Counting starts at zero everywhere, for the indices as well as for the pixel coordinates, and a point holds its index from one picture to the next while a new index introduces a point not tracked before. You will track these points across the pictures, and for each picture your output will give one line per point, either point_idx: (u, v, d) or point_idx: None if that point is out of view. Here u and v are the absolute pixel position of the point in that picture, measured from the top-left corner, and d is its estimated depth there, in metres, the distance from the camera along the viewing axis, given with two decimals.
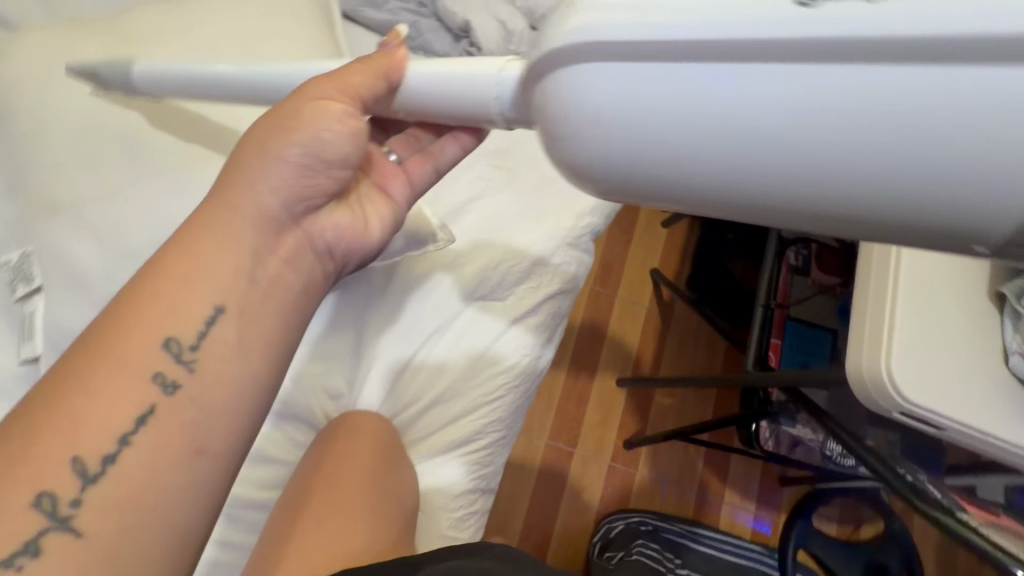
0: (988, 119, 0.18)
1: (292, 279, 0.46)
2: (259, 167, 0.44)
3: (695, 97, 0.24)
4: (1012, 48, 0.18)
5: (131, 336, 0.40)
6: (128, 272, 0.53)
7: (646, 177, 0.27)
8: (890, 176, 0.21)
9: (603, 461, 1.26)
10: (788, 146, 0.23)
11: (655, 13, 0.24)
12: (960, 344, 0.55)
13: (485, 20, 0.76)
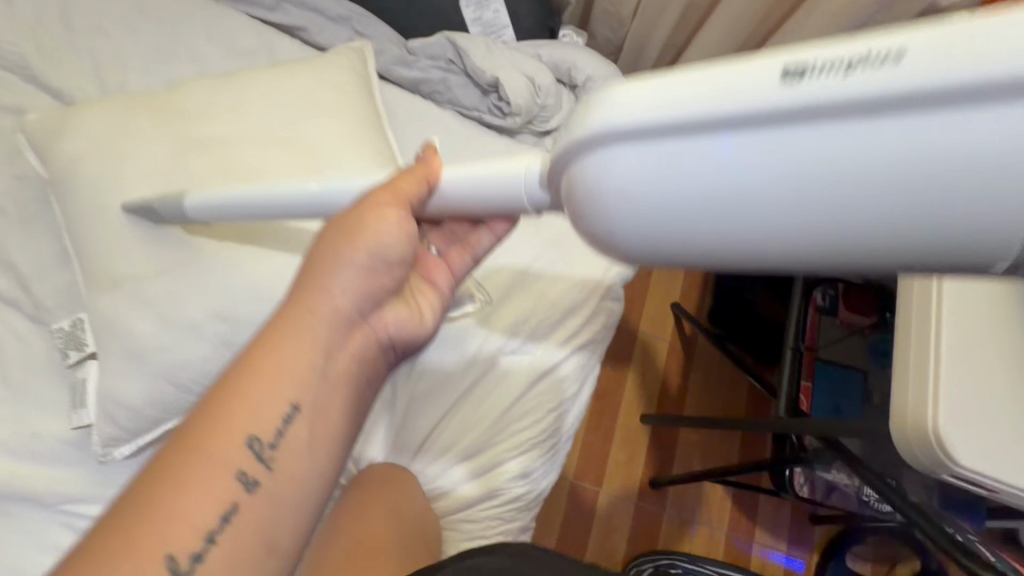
0: (1003, 165, 0.18)
1: (359, 373, 0.48)
2: (333, 270, 0.46)
3: (720, 178, 0.23)
4: (991, 92, 0.18)
5: (217, 436, 0.41)
6: (176, 342, 0.54)
7: (675, 248, 0.27)
8: (944, 225, 0.20)
9: (629, 502, 1.23)
10: (820, 213, 0.22)
11: (653, 99, 0.23)
12: (1005, 402, 0.54)
13: (514, 76, 0.78)
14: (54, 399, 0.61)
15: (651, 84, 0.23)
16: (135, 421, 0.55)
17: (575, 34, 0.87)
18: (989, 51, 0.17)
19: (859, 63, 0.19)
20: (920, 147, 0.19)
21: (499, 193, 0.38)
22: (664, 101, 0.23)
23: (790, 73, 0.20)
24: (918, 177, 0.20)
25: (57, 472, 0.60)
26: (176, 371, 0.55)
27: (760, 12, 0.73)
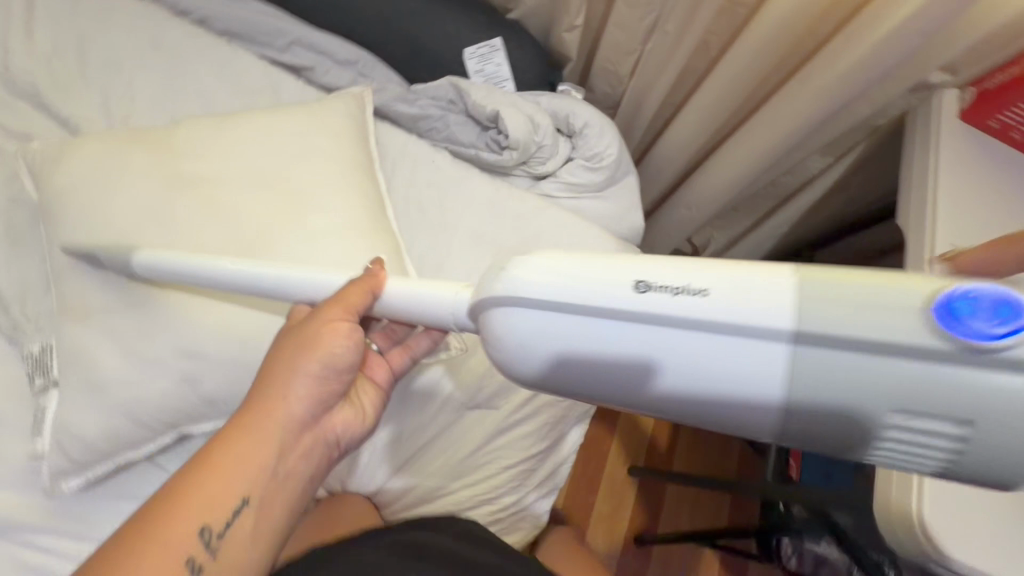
0: (762, 359, 0.34)
1: (304, 469, 0.54)
2: (288, 380, 0.52)
3: (610, 339, 0.37)
4: (746, 321, 0.34)
5: (175, 524, 0.47)
6: (138, 380, 0.54)
7: (576, 382, 0.39)
8: (743, 382, 0.35)
9: (610, 558, 1.19)
10: (667, 371, 0.36)
11: (562, 285, 0.37)
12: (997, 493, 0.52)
13: (514, 114, 0.79)
14: (15, 424, 0.60)
15: (560, 275, 0.38)
16: (93, 451, 0.55)
17: (574, 89, 0.89)
18: (736, 300, 0.34)
19: (671, 292, 0.35)
20: (704, 345, 0.35)
21: (432, 307, 0.48)
22: (561, 288, 0.37)
23: (636, 285, 0.36)
24: (698, 368, 0.35)
25: (12, 499, 0.59)
26: (135, 410, 0.54)
27: (753, 81, 0.75)
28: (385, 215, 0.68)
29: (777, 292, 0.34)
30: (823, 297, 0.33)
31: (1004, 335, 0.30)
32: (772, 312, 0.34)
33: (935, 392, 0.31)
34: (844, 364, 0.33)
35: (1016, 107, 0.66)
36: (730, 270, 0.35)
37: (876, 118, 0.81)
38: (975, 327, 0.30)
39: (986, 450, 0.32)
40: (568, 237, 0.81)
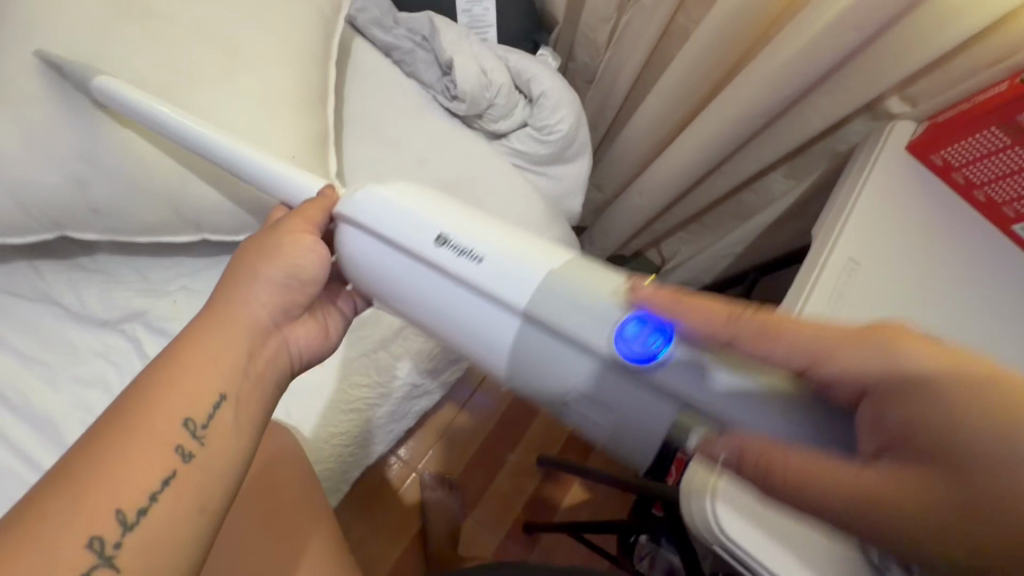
0: (497, 324, 0.42)
1: (275, 374, 0.50)
2: (249, 282, 0.49)
3: (413, 283, 0.45)
4: (493, 290, 0.41)
5: (147, 416, 0.41)
6: (30, 167, 0.56)
7: (405, 312, 0.48)
8: (485, 344, 0.43)
9: (498, 533, 1.17)
10: (444, 320, 0.44)
11: (401, 228, 0.45)
12: None
13: (468, 64, 0.80)
14: None
15: (404, 219, 0.45)
16: None
17: (551, 55, 0.90)
18: (492, 269, 0.42)
19: (456, 253, 0.43)
20: (464, 306, 0.43)
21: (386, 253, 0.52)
22: (394, 228, 0.46)
23: (436, 237, 0.44)
24: (457, 325, 0.44)
25: None
26: (26, 195, 0.56)
27: (718, 65, 0.74)
28: (323, 105, 0.70)
29: (520, 271, 0.41)
30: (568, 286, 0.40)
31: (654, 357, 0.37)
32: (511, 287, 0.41)
33: (598, 386, 0.39)
34: (538, 342, 0.40)
35: (959, 147, 0.64)
36: (503, 244, 0.42)
37: (837, 142, 0.80)
38: (631, 338, 0.38)
39: (629, 441, 0.41)
40: (500, 188, 0.83)
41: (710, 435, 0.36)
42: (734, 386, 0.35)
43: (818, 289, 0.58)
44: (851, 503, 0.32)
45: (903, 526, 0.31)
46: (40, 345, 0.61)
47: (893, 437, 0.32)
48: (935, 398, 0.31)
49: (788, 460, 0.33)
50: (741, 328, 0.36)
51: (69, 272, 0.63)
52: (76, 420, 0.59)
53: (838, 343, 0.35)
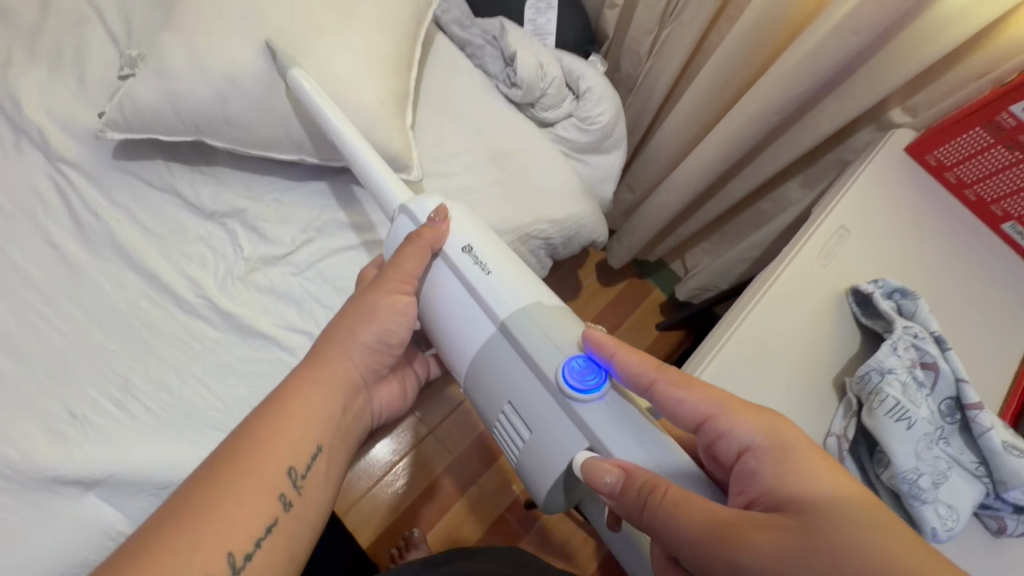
0: (481, 333, 0.55)
1: (355, 427, 0.61)
2: (346, 346, 0.59)
3: (447, 307, 0.59)
4: (486, 292, 0.55)
5: (260, 465, 0.49)
6: (185, 77, 0.71)
7: (439, 340, 0.61)
8: (469, 356, 0.56)
9: (494, 509, 1.15)
10: (451, 342, 0.59)
11: (455, 247, 0.59)
12: (790, 403, 0.57)
13: (528, 57, 0.94)
14: (92, 102, 0.78)
15: (461, 241, 0.59)
16: (127, 116, 0.71)
17: (600, 62, 1.05)
18: (493, 277, 0.56)
19: (477, 263, 0.57)
20: (467, 327, 0.57)
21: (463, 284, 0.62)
22: (449, 240, 0.59)
23: (464, 245, 0.58)
24: (457, 352, 0.58)
25: (67, 140, 0.75)
26: (177, 101, 0.71)
27: (739, 72, 0.87)
28: (409, 71, 0.84)
29: (514, 291, 0.55)
30: (537, 316, 0.53)
31: (586, 390, 0.48)
32: (500, 298, 0.54)
33: (533, 418, 0.51)
34: (509, 365, 0.53)
35: (948, 147, 0.71)
36: (511, 268, 0.57)
37: (846, 152, 0.90)
38: (572, 370, 0.49)
39: (537, 454, 0.51)
40: (545, 167, 0.94)
41: (600, 460, 0.44)
42: (630, 432, 0.46)
43: (812, 243, 0.66)
44: (705, 534, 0.38)
45: (749, 563, 0.36)
46: (159, 224, 0.75)
47: (756, 494, 0.40)
48: (790, 458, 0.40)
49: (662, 487, 0.41)
50: (661, 376, 0.46)
51: (192, 171, 0.78)
52: (177, 283, 0.71)
53: (732, 406, 0.43)
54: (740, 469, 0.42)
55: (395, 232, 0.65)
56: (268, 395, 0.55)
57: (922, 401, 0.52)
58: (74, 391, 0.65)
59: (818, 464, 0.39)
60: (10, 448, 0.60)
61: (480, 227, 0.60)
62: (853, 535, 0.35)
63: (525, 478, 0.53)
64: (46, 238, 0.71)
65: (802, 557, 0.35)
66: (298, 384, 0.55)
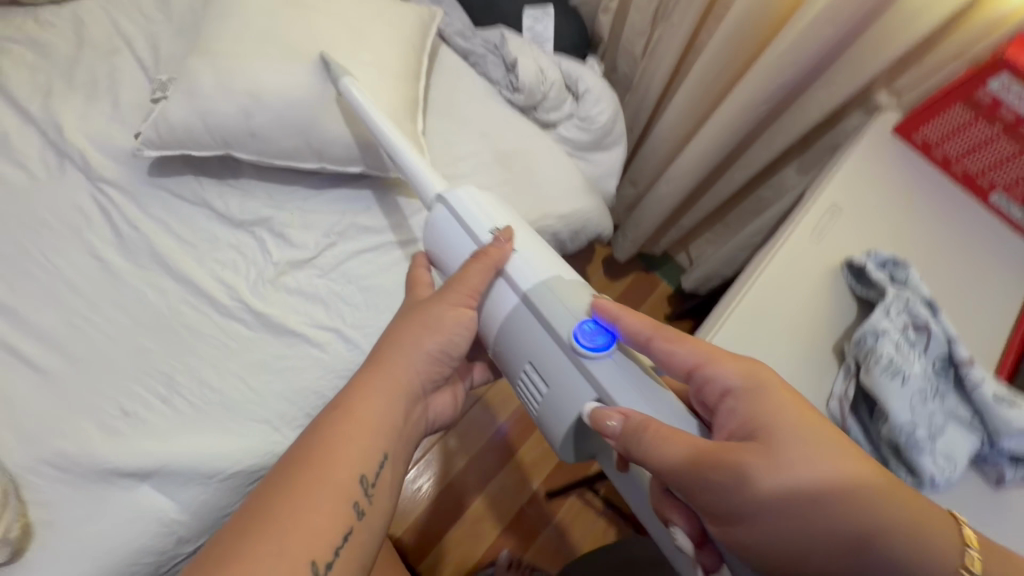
0: (509, 305, 0.59)
1: (414, 433, 0.62)
2: (412, 354, 0.59)
3: (496, 309, 0.60)
4: (513, 269, 0.59)
5: (336, 472, 0.51)
6: (213, 97, 0.76)
7: (491, 344, 0.63)
8: (498, 327, 0.60)
9: (516, 500, 1.19)
10: (497, 338, 0.61)
11: (480, 227, 0.63)
12: (794, 369, 0.60)
13: (529, 63, 1.00)
14: (126, 125, 0.84)
15: (486, 222, 0.63)
16: (161, 136, 0.77)
17: (597, 64, 1.10)
18: (519, 254, 0.59)
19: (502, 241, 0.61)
20: (509, 320, 0.59)
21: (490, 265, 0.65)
22: (475, 220, 0.63)
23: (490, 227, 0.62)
24: (502, 345, 0.61)
25: (105, 160, 0.81)
26: (207, 119, 0.77)
27: (729, 65, 0.91)
28: (417, 80, 0.89)
29: (539, 266, 0.58)
30: (558, 290, 0.56)
31: (593, 347, 0.52)
32: (525, 273, 0.58)
33: (552, 373, 0.55)
34: (534, 332, 0.57)
35: (930, 126, 0.75)
36: (534, 247, 0.60)
37: (837, 135, 0.94)
38: (584, 332, 0.53)
39: (553, 403, 0.55)
40: (548, 165, 0.99)
41: (604, 408, 0.49)
42: (638, 390, 0.50)
43: (806, 221, 0.70)
44: (691, 461, 0.43)
45: (723, 481, 0.41)
46: (192, 234, 0.80)
47: (733, 427, 0.45)
48: (767, 397, 0.44)
49: (655, 425, 0.45)
50: (656, 334, 0.51)
51: (221, 184, 0.83)
52: (212, 287, 0.77)
53: (717, 354, 0.48)
54: (722, 408, 0.47)
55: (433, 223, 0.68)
56: (329, 402, 0.56)
57: (916, 358, 0.56)
58: (123, 389, 0.70)
59: (787, 397, 0.44)
60: (71, 443, 0.65)
61: (503, 209, 0.64)
62: (813, 450, 0.41)
63: (545, 428, 0.57)
64: (91, 251, 0.76)
65: (767, 474, 0.40)
66: (359, 391, 0.57)
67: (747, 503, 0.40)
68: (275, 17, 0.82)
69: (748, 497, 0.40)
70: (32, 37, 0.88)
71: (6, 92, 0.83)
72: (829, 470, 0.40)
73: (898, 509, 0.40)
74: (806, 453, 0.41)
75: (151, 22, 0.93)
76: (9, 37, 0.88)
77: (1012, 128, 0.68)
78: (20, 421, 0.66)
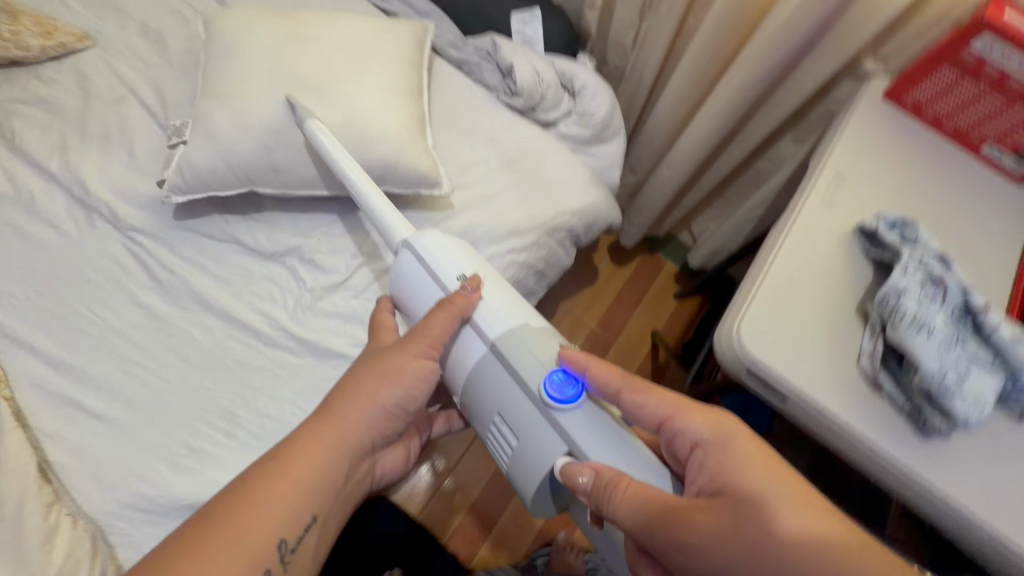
0: (480, 350, 0.62)
1: (351, 488, 0.65)
2: (361, 411, 0.61)
3: (462, 355, 0.63)
4: (487, 316, 0.62)
5: (254, 531, 0.54)
6: (235, 137, 0.78)
7: (454, 390, 0.66)
8: (467, 378, 0.63)
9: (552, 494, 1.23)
10: (462, 388, 0.64)
11: (450, 275, 0.65)
12: (825, 333, 0.64)
13: (524, 66, 1.02)
14: (147, 173, 0.86)
15: (455, 270, 0.65)
16: (187, 181, 0.79)
17: (589, 60, 1.12)
18: (491, 302, 0.63)
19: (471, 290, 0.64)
20: (476, 367, 0.62)
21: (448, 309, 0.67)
22: (443, 266, 0.66)
23: (459, 275, 0.65)
24: (467, 395, 0.64)
25: (132, 210, 0.83)
26: (230, 159, 0.79)
27: (721, 49, 0.94)
28: (420, 97, 0.91)
29: (511, 316, 0.62)
30: (525, 338, 0.60)
31: (564, 401, 0.55)
32: (497, 323, 0.61)
33: (521, 426, 0.58)
34: (505, 385, 0.59)
35: (920, 89, 0.79)
36: (504, 296, 0.63)
37: (830, 104, 0.98)
38: (553, 383, 0.56)
39: (523, 458, 0.58)
40: (556, 162, 1.02)
41: (576, 464, 0.52)
42: (605, 439, 0.54)
43: (815, 193, 0.74)
44: (660, 520, 0.46)
45: (692, 540, 0.45)
46: (227, 271, 0.82)
47: (702, 481, 0.48)
48: (734, 450, 0.47)
49: (628, 481, 0.49)
50: (626, 386, 0.53)
51: (246, 220, 0.85)
52: (255, 320, 0.79)
53: (686, 406, 0.51)
54: (692, 461, 0.50)
55: (398, 265, 0.70)
56: (269, 452, 0.59)
57: (936, 310, 0.60)
58: (186, 427, 0.73)
59: (753, 453, 0.47)
60: (150, 484, 0.69)
61: (469, 259, 0.67)
62: (777, 509, 0.43)
63: (516, 480, 0.59)
64: (133, 299, 0.79)
65: (732, 534, 0.43)
66: (300, 445, 0.59)
67: (716, 561, 0.44)
68: (281, 51, 0.84)
69: (717, 556, 0.44)
70: (39, 95, 0.89)
71: (25, 154, 0.84)
72: (797, 528, 0.42)
73: (868, 557, 0.41)
74: (767, 509, 0.43)
75: (152, 68, 0.94)
76: (17, 97, 0.89)
77: (999, 84, 0.72)
78: (97, 470, 0.69)
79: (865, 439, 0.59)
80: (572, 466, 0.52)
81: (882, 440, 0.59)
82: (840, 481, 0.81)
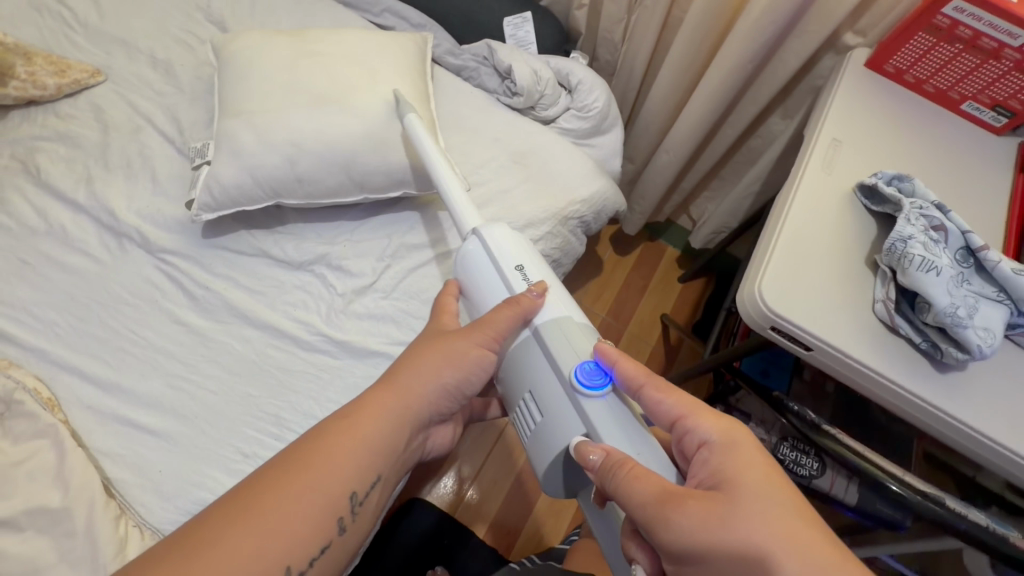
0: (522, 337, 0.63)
1: (408, 458, 0.65)
2: (427, 385, 0.62)
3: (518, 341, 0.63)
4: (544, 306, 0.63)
5: (332, 480, 0.54)
6: (259, 152, 0.82)
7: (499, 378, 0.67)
8: (506, 361, 0.65)
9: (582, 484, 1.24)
10: (502, 371, 0.66)
11: (512, 268, 0.66)
12: (841, 285, 0.68)
13: (523, 67, 1.06)
14: (171, 196, 0.88)
15: (519, 262, 0.66)
16: (216, 198, 0.82)
17: (581, 56, 1.17)
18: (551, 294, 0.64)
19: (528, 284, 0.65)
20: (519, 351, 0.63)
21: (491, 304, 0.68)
22: (503, 257, 0.67)
23: (517, 266, 0.66)
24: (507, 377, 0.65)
25: (162, 233, 0.86)
26: (255, 174, 0.82)
27: (707, 35, 0.99)
28: (429, 102, 0.95)
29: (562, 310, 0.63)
30: (566, 330, 0.61)
31: (592, 387, 0.56)
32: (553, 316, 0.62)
33: (549, 403, 0.59)
34: (542, 368, 0.60)
35: (900, 55, 0.85)
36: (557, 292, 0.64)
37: (814, 78, 1.03)
38: (584, 371, 0.56)
39: (545, 435, 0.59)
40: (561, 153, 1.06)
41: (589, 444, 0.53)
42: (622, 430, 0.54)
43: (814, 159, 0.78)
44: (655, 500, 0.46)
45: (679, 521, 0.44)
46: (258, 283, 0.85)
47: (703, 477, 0.48)
48: (740, 452, 0.47)
49: (633, 464, 0.49)
50: (649, 382, 0.53)
51: (272, 233, 0.88)
52: (292, 327, 0.82)
53: (699, 409, 0.51)
54: (695, 460, 0.49)
55: (463, 254, 0.70)
56: (336, 412, 0.59)
57: (942, 253, 0.64)
58: (238, 434, 0.75)
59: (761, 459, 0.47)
60: (208, 491, 0.71)
61: (528, 254, 0.68)
62: (773, 516, 0.43)
63: (533, 456, 0.60)
64: (172, 317, 0.81)
65: (722, 525, 0.43)
66: (371, 407, 0.59)
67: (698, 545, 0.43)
68: (292, 69, 0.87)
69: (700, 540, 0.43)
70: (58, 130, 0.92)
71: (51, 187, 0.87)
72: (791, 538, 0.42)
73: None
74: (762, 514, 0.43)
75: (164, 96, 0.97)
76: (36, 135, 0.92)
77: (972, 43, 0.77)
78: (156, 482, 0.71)
79: (888, 380, 0.63)
80: (587, 445, 0.53)
81: (903, 380, 0.63)
82: (863, 429, 0.85)
